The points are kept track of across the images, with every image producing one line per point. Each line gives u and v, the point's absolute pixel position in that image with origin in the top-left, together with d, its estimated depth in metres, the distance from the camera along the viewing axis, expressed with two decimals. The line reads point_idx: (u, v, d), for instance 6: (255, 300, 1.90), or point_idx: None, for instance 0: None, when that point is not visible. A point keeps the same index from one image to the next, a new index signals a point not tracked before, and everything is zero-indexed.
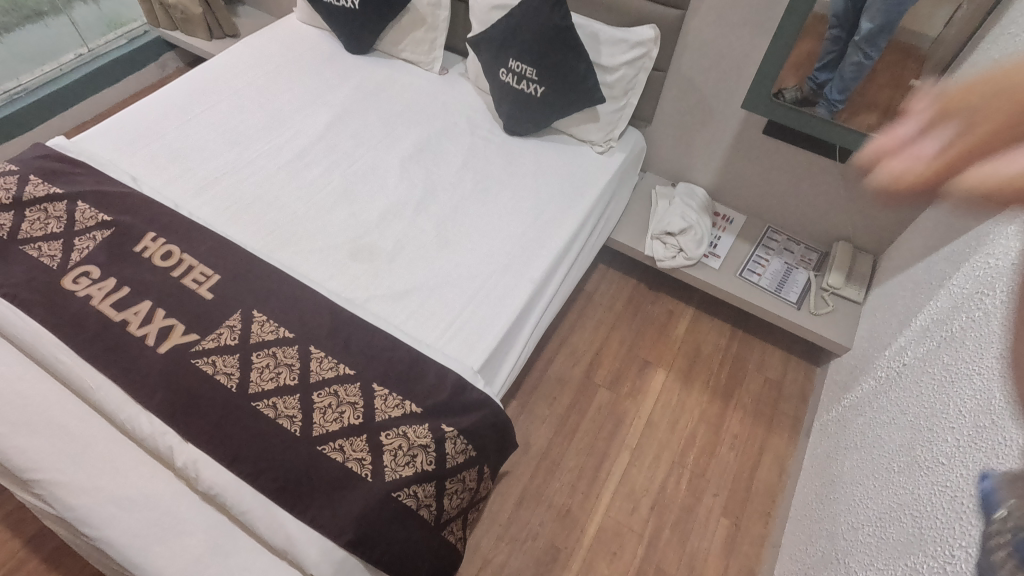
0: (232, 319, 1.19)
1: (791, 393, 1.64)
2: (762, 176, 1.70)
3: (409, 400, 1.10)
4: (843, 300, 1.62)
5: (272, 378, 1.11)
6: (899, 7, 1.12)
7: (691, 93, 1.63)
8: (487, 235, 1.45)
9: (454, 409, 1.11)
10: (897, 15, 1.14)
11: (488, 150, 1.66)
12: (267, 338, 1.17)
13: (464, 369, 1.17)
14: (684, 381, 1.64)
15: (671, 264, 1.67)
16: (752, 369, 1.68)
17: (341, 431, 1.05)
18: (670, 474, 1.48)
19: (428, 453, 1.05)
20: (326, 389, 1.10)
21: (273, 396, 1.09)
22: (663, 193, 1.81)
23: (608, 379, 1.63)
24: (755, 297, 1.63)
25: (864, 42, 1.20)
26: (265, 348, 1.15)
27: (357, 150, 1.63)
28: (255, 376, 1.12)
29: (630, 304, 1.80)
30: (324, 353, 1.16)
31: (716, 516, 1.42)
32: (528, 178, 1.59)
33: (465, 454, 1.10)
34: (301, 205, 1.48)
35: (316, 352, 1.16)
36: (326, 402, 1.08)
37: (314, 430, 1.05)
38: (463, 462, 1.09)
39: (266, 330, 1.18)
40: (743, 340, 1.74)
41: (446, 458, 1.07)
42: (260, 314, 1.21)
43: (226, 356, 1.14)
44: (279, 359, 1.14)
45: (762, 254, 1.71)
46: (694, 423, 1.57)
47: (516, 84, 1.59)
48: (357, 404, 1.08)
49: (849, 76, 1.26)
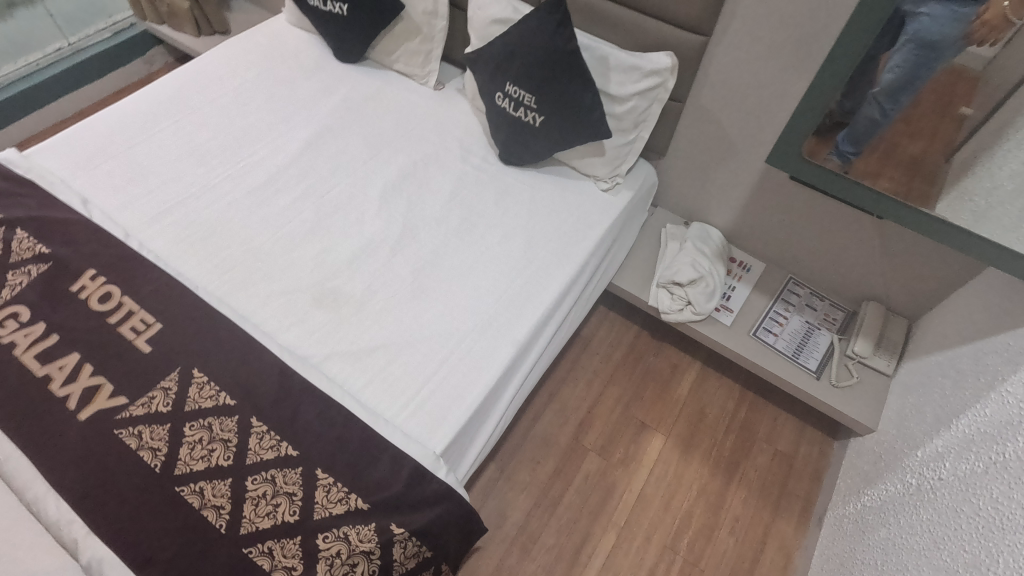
0: (168, 379, 1.06)
1: (803, 470, 1.47)
2: (785, 222, 1.51)
3: (355, 494, 0.96)
4: (869, 371, 1.43)
5: (202, 457, 0.98)
6: (931, 63, 0.97)
7: (713, 127, 1.44)
8: (469, 286, 1.29)
9: (407, 504, 0.97)
10: (927, 66, 0.98)
11: (480, 181, 1.49)
12: (204, 405, 1.03)
13: (425, 455, 1.02)
14: (683, 449, 1.48)
15: (677, 317, 1.49)
16: (761, 439, 1.51)
17: (273, 531, 0.91)
18: (660, 561, 1.32)
19: (371, 561, 0.91)
20: (261, 474, 0.96)
21: (200, 480, 0.95)
22: (673, 234, 1.63)
23: (598, 443, 1.48)
24: (770, 362, 1.45)
25: (883, 93, 1.02)
26: (199, 417, 1.02)
27: (334, 176, 1.48)
28: (184, 453, 0.98)
29: (631, 355, 1.63)
30: (265, 427, 1.02)
31: None
32: (521, 217, 1.43)
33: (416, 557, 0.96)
34: (266, 239, 1.34)
35: (256, 426, 1.02)
36: (259, 491, 0.95)
37: (242, 527, 0.91)
38: (414, 567, 0.96)
39: (204, 396, 1.05)
40: (753, 403, 1.56)
41: (393, 566, 0.93)
42: (201, 374, 1.08)
43: (155, 427, 1.00)
44: (214, 433, 1.01)
45: (781, 310, 1.53)
46: (692, 499, 1.41)
47: (513, 110, 1.41)
48: (295, 495, 0.95)
49: (862, 131, 1.07)
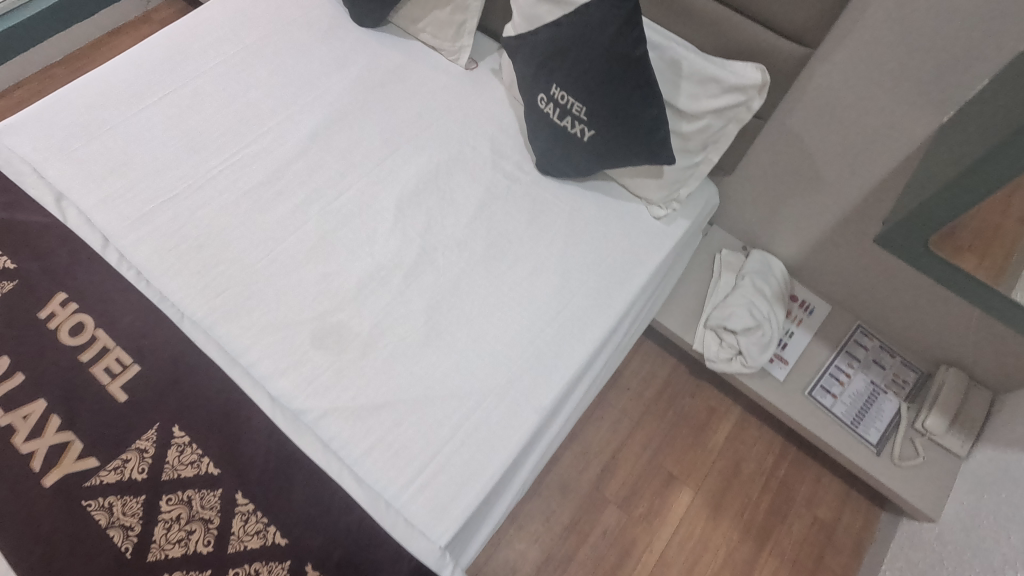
0: (145, 438, 0.94)
1: (841, 543, 1.35)
2: (865, 267, 1.29)
3: None
4: (937, 449, 1.27)
5: (180, 540, 0.87)
6: None
7: (798, 153, 1.19)
8: (490, 334, 1.12)
9: None
10: None
11: (511, 194, 1.28)
12: (183, 475, 0.91)
13: (432, 553, 0.91)
14: (712, 509, 1.36)
15: (724, 367, 1.32)
16: (800, 503, 1.38)
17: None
18: None
19: None
20: (244, 568, 0.86)
21: (176, 569, 0.85)
22: (729, 263, 1.42)
23: (620, 494, 1.36)
24: (824, 429, 1.29)
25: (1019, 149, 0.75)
26: (178, 490, 0.90)
27: (344, 178, 1.28)
28: (159, 533, 0.87)
29: (664, 394, 1.48)
30: (251, 506, 0.90)
31: None
32: (556, 245, 1.23)
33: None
34: (264, 256, 1.17)
35: (241, 504, 0.90)
36: None
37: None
38: None
39: (183, 462, 0.92)
40: (795, 461, 1.42)
41: None
42: (181, 432, 0.95)
43: (128, 499, 0.89)
44: (193, 510, 0.89)
45: (844, 365, 1.34)
46: (717, 567, 1.30)
47: (558, 118, 1.18)
48: None
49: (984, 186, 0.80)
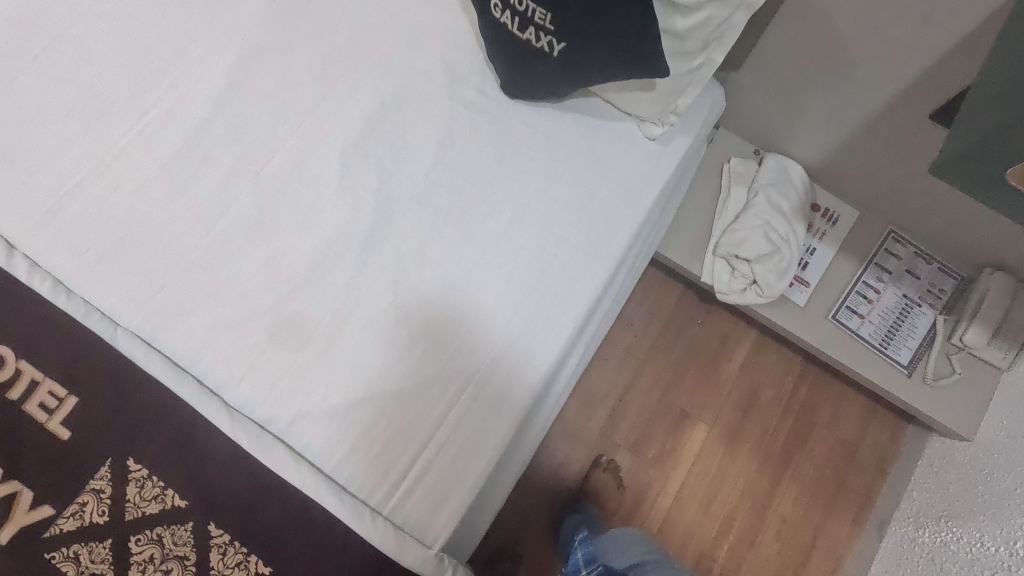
0: (98, 477, 0.85)
1: (866, 462, 1.29)
2: (900, 169, 1.09)
3: None
4: (976, 363, 1.15)
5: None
6: None
7: (823, 38, 0.96)
8: (469, 304, 0.99)
9: None
10: None
11: (475, 130, 1.07)
12: (148, 511, 0.84)
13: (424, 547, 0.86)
14: (728, 442, 1.30)
15: (737, 300, 1.18)
16: (822, 425, 1.31)
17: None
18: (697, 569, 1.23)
19: None
20: None
21: None
22: (739, 175, 1.22)
23: (631, 439, 1.30)
24: (849, 354, 1.18)
25: None
26: (147, 529, 0.83)
27: (274, 134, 1.06)
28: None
29: (672, 327, 1.36)
30: (227, 537, 0.84)
31: None
32: (534, 188, 1.04)
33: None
34: (199, 243, 1.01)
35: (216, 536, 0.84)
36: None
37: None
38: None
39: (146, 498, 0.84)
40: (816, 382, 1.33)
41: None
42: (138, 464, 0.86)
43: (94, 546, 0.82)
44: (166, 548, 0.83)
45: (872, 281, 1.20)
46: (736, 501, 1.27)
47: (518, 30, 0.94)
48: None
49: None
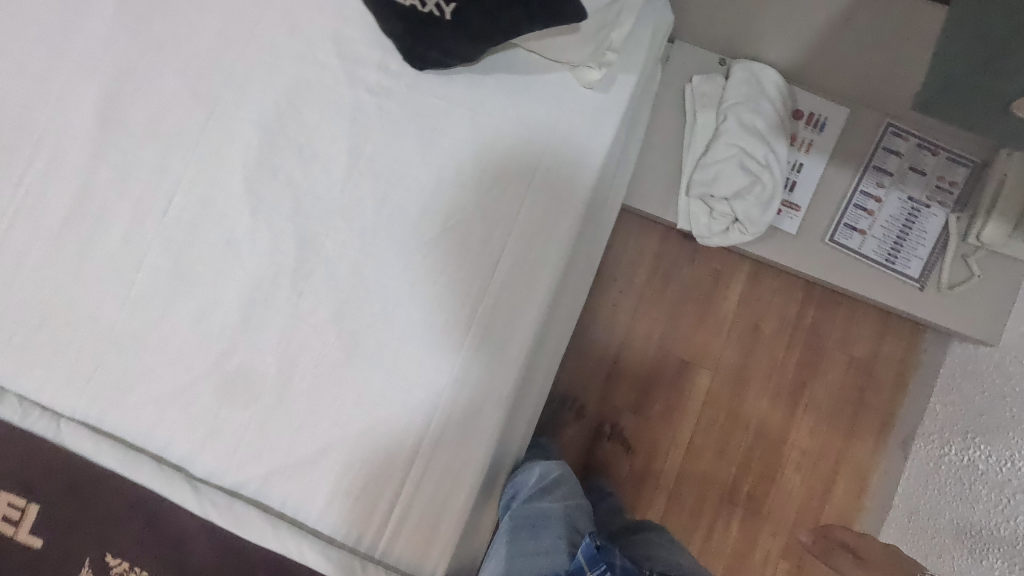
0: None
1: (884, 377, 1.21)
2: (892, 58, 0.91)
3: None
4: (996, 260, 1.03)
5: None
6: None
7: None
8: (421, 320, 0.90)
9: None
10: None
11: (388, 117, 0.92)
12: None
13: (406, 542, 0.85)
14: (736, 383, 1.24)
15: (721, 241, 1.06)
16: (833, 346, 1.23)
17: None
18: (719, 515, 1.21)
19: None
20: None
21: None
22: (705, 95, 1.05)
23: (633, 399, 1.24)
24: (852, 277, 1.07)
25: None
26: None
27: (167, 171, 0.94)
28: None
29: (658, 274, 1.26)
30: None
31: (778, 562, 1.20)
32: (466, 175, 0.91)
33: (556, 503, 0.91)
34: (119, 311, 0.92)
35: None
36: None
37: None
38: None
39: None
40: (822, 303, 1.23)
41: None
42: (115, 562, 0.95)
43: None
44: None
45: (871, 189, 1.06)
46: (751, 441, 1.22)
47: None
48: None
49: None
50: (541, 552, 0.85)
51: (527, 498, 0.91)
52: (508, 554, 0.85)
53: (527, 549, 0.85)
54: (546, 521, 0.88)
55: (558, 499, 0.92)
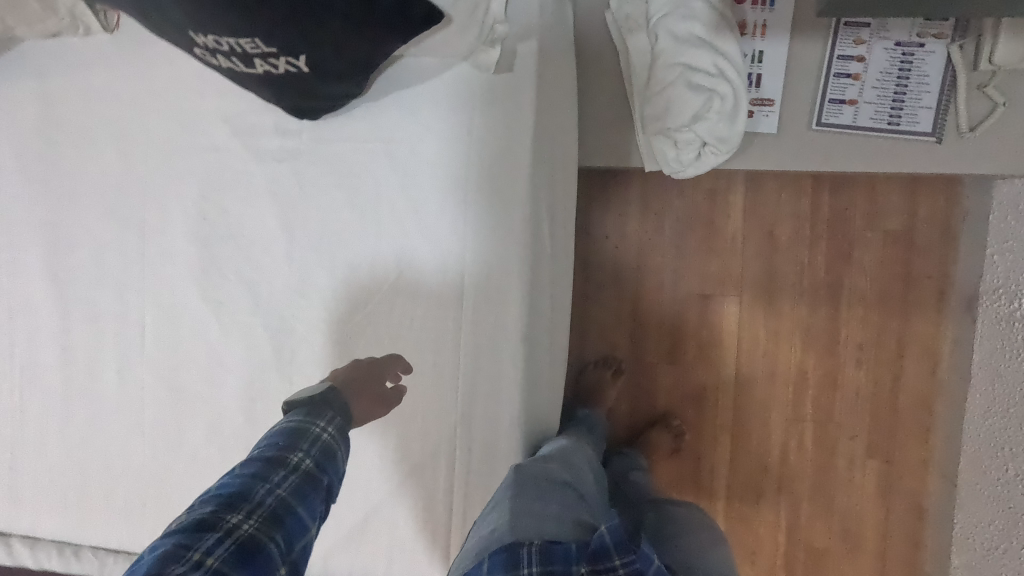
0: None
1: (927, 241, 1.10)
2: None
3: None
4: (1019, 81, 0.88)
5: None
6: None
7: None
8: (410, 369, 0.86)
9: None
10: None
11: (306, 176, 0.87)
12: None
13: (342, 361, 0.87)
14: (766, 300, 1.16)
15: (697, 170, 0.96)
16: (860, 227, 1.12)
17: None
18: (788, 435, 1.16)
19: None
20: None
21: None
22: (629, 18, 0.91)
23: (665, 349, 1.19)
24: (856, 155, 0.94)
25: None
26: None
27: (129, 305, 0.93)
28: None
29: (649, 216, 1.17)
30: None
31: (863, 463, 1.15)
32: (402, 211, 0.86)
33: (562, 467, 0.74)
34: (140, 449, 0.95)
35: None
36: None
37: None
38: None
39: None
40: (835, 186, 1.12)
41: None
42: None
43: None
44: None
45: (850, 50, 0.91)
46: (800, 353, 1.15)
47: (247, 66, 0.70)
48: None
49: None
50: (549, 514, 0.66)
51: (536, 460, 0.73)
52: (504, 508, 0.66)
53: (533, 506, 0.66)
54: (550, 486, 0.70)
55: (574, 467, 0.76)
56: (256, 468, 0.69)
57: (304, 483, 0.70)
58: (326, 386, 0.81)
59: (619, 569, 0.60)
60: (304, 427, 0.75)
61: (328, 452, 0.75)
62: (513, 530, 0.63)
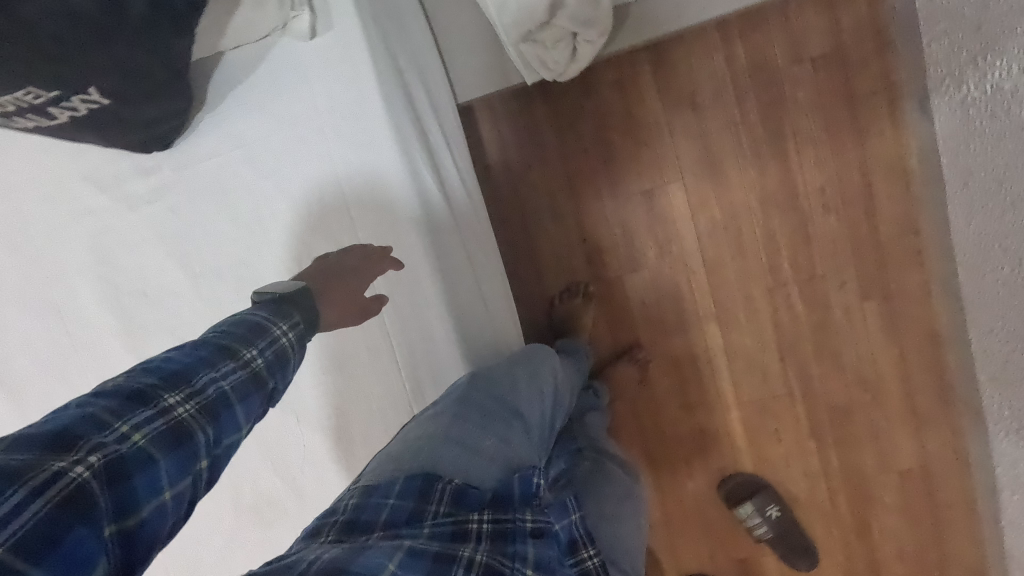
0: None
1: (858, 55, 1.00)
2: None
3: None
4: None
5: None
6: None
7: None
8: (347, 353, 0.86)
9: None
10: None
11: (184, 202, 0.84)
12: None
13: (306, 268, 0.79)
14: (711, 175, 1.08)
15: (578, 66, 0.90)
16: (784, 65, 1.03)
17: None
18: (775, 304, 1.11)
19: None
20: None
21: None
22: None
23: (626, 259, 1.13)
24: None
25: None
26: None
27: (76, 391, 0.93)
28: None
29: (565, 131, 1.11)
30: None
31: (860, 308, 1.08)
32: (287, 207, 0.82)
33: (522, 400, 0.70)
34: None
35: None
36: None
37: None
38: None
39: None
40: (745, 31, 1.03)
41: None
42: None
43: None
44: None
45: None
46: (762, 218, 1.08)
47: (55, 116, 0.65)
48: None
49: None
50: (481, 445, 0.61)
51: (494, 385, 0.69)
52: (440, 429, 0.62)
53: (468, 436, 0.61)
54: (494, 416, 0.65)
55: (533, 388, 0.72)
56: (201, 355, 0.56)
57: (250, 384, 0.57)
58: (292, 283, 0.70)
59: (522, 518, 0.54)
60: (266, 324, 0.62)
61: (283, 359, 0.62)
62: (439, 440, 0.60)
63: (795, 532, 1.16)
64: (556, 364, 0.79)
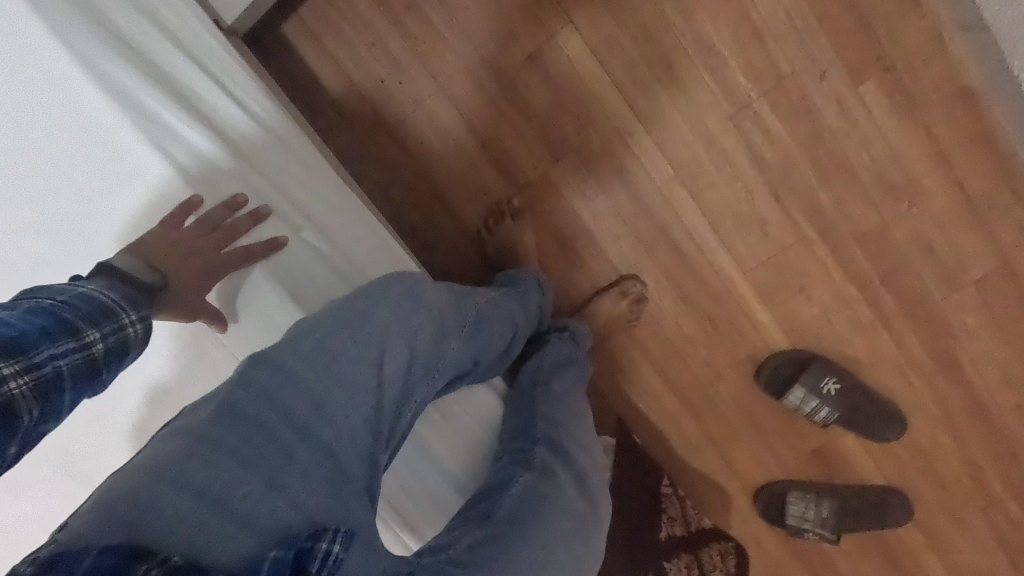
0: None
1: None
2: None
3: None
4: None
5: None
6: None
7: None
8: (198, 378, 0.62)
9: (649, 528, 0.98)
10: None
11: None
12: None
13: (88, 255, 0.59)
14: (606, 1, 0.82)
15: None
16: None
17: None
18: (747, 134, 0.84)
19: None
20: None
21: None
22: None
23: (542, 147, 0.88)
24: None
25: None
26: None
27: None
28: None
29: (409, 20, 0.85)
30: None
31: (855, 93, 0.81)
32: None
33: (358, 394, 0.49)
34: None
35: None
36: None
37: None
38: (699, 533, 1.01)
39: None
40: None
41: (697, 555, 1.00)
42: None
43: None
44: None
45: None
46: (690, 30, 0.81)
47: None
48: None
49: None
50: (247, 499, 0.42)
51: (319, 368, 0.48)
52: (196, 455, 0.42)
53: (228, 482, 0.42)
54: (292, 434, 0.45)
55: (355, 365, 0.50)
56: (39, 323, 0.42)
57: (84, 373, 0.45)
58: (150, 269, 0.54)
59: None
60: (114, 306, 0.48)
61: (123, 351, 0.49)
62: (159, 481, 0.40)
63: (867, 397, 0.92)
64: (443, 314, 0.58)
